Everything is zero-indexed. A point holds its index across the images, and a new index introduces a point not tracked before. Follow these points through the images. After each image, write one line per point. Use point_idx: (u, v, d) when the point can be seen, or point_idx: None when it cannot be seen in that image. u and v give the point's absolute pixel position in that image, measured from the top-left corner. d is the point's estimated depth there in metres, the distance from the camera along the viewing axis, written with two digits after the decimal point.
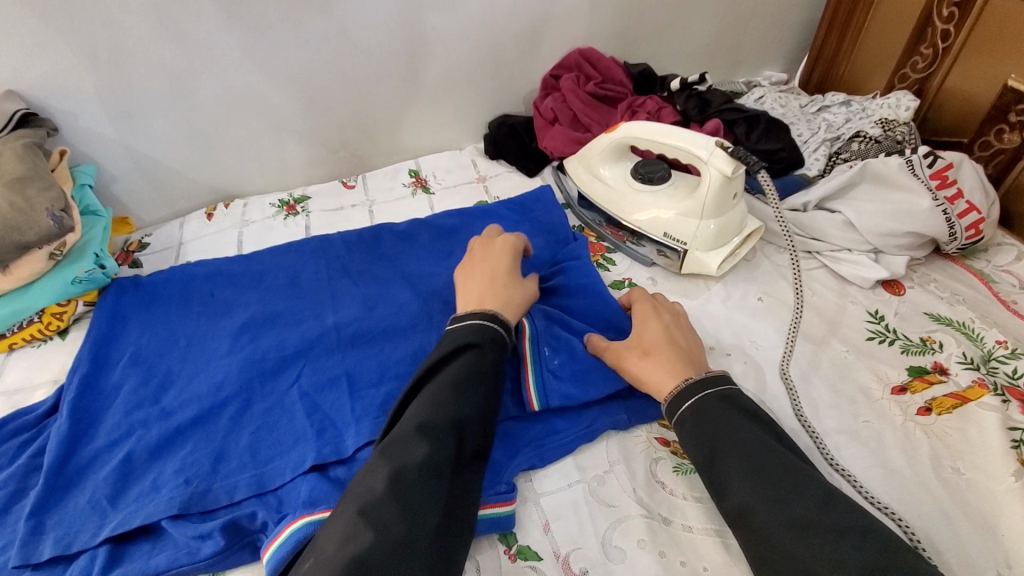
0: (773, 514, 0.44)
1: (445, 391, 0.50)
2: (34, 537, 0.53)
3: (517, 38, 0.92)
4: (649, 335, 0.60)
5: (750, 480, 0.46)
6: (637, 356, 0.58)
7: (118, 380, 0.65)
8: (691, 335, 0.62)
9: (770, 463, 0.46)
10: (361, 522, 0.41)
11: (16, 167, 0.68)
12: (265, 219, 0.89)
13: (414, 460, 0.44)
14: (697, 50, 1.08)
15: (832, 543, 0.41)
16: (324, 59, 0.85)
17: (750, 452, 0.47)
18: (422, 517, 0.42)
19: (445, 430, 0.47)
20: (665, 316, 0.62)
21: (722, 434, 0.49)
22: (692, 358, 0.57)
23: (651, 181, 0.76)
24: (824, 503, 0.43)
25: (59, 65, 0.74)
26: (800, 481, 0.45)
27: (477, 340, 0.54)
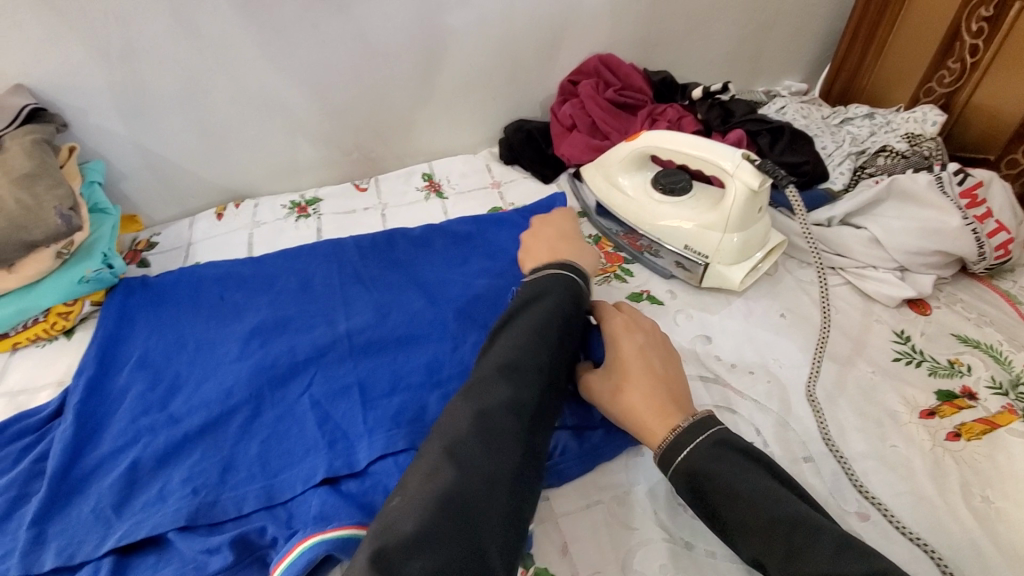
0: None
1: (528, 338, 0.49)
2: (36, 547, 0.51)
3: (535, 43, 0.91)
4: (621, 366, 0.54)
5: (759, 541, 0.42)
6: (611, 399, 0.53)
7: (123, 384, 0.63)
8: (669, 357, 0.57)
9: (774, 516, 0.42)
10: (444, 458, 0.41)
11: (24, 164, 0.67)
12: (277, 221, 0.88)
13: (496, 402, 0.44)
14: (717, 60, 1.07)
15: None
16: (339, 60, 0.83)
17: (753, 508, 0.43)
18: (507, 454, 0.42)
19: (527, 376, 0.46)
20: (635, 339, 0.56)
21: (720, 488, 0.44)
22: (674, 393, 0.52)
23: (672, 192, 0.74)
24: (836, 557, 0.39)
25: (70, 60, 0.72)
26: (810, 536, 0.41)
27: (558, 296, 0.54)
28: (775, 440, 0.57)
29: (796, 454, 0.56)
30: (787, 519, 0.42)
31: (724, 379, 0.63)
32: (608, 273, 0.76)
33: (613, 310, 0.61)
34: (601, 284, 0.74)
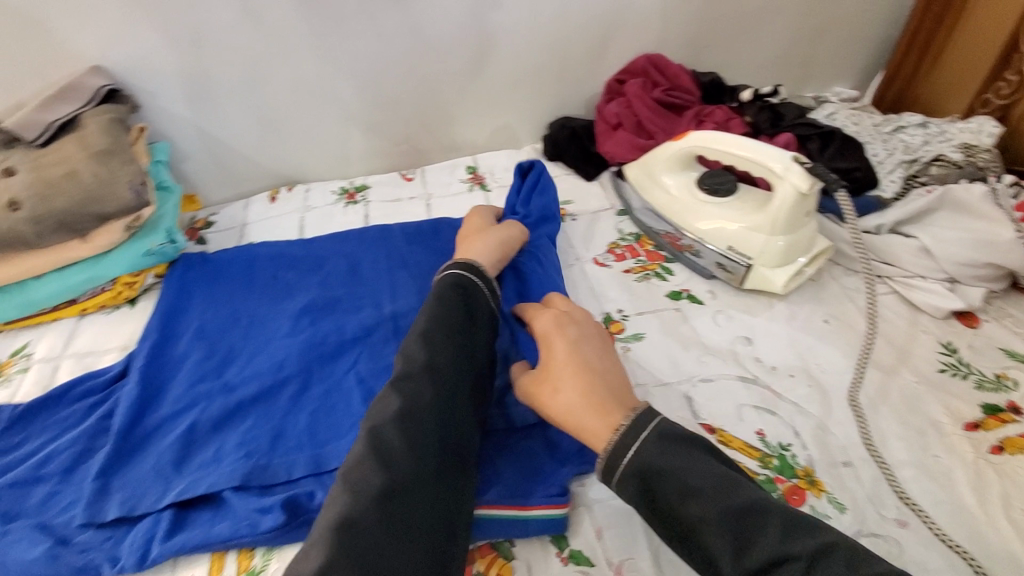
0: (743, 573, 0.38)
1: (413, 341, 0.50)
2: (100, 498, 0.55)
3: (584, 41, 0.92)
4: (554, 365, 0.51)
5: (712, 539, 0.39)
6: (548, 401, 0.50)
7: (182, 352, 0.67)
8: (606, 350, 0.53)
9: (726, 506, 0.40)
10: (342, 486, 0.41)
11: (101, 141, 0.71)
12: (327, 206, 0.91)
13: (387, 415, 0.44)
14: (766, 63, 1.06)
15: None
16: (394, 53, 0.86)
17: (706, 503, 0.40)
18: (403, 468, 0.42)
19: (416, 380, 0.47)
20: (566, 337, 0.53)
21: (670, 483, 0.41)
22: (610, 388, 0.49)
23: (717, 193, 0.74)
24: (790, 537, 0.38)
25: (144, 45, 0.77)
26: (763, 521, 0.39)
27: (445, 292, 0.54)
28: (814, 443, 0.57)
29: (834, 458, 0.56)
30: (740, 507, 0.40)
31: (764, 381, 0.63)
32: (648, 271, 0.77)
33: (545, 308, 0.58)
34: (642, 281, 0.75)
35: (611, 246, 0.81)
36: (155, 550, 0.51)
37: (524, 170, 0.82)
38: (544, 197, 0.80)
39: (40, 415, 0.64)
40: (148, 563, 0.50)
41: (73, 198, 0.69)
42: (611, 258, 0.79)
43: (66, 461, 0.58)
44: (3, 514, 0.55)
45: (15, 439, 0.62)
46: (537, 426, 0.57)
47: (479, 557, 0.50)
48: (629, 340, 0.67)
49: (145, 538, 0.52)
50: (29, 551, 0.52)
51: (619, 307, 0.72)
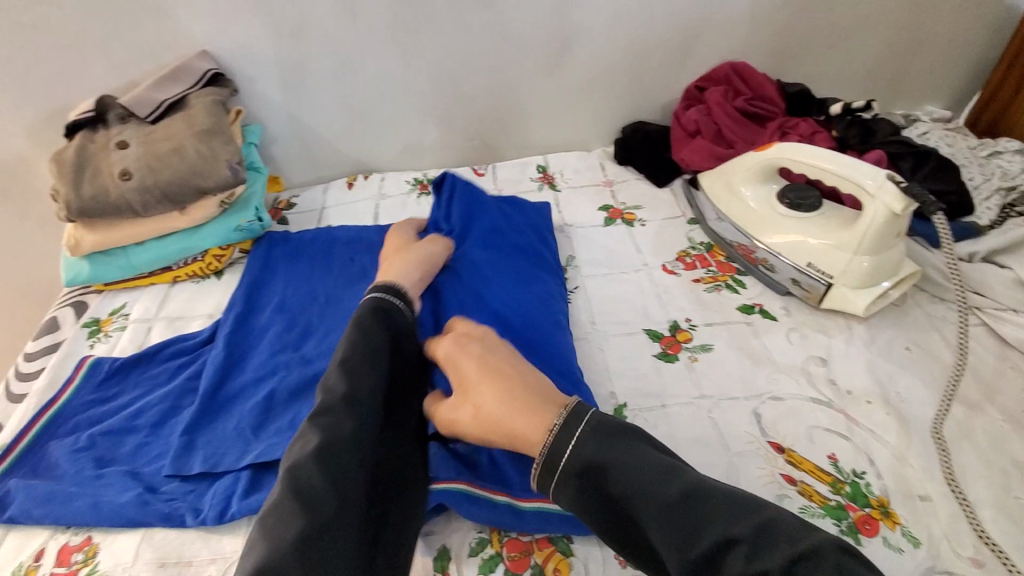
0: (686, 556, 0.39)
1: (333, 375, 0.49)
2: (186, 452, 0.58)
3: (666, 46, 0.91)
4: (469, 383, 0.52)
5: (655, 527, 0.40)
6: (474, 420, 0.51)
7: (264, 324, 0.71)
8: (509, 354, 0.55)
9: (665, 495, 0.41)
10: (259, 532, 0.41)
11: (205, 120, 0.76)
12: (400, 195, 0.94)
13: (306, 453, 0.44)
14: (855, 77, 1.02)
15: (749, 556, 0.37)
16: (477, 50, 0.88)
17: (644, 494, 0.41)
18: (323, 507, 0.42)
19: (339, 412, 0.47)
20: (473, 353, 0.55)
21: (612, 475, 0.43)
22: (526, 384, 0.51)
23: (799, 208, 0.73)
24: (731, 515, 0.39)
25: (249, 33, 0.82)
26: (702, 501, 0.40)
27: (359, 323, 0.54)
28: (889, 474, 0.55)
29: (910, 491, 0.54)
30: (678, 491, 0.41)
31: (837, 404, 0.61)
32: (719, 282, 0.75)
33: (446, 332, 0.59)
34: (712, 292, 0.74)
35: (681, 255, 0.80)
36: (234, 506, 0.54)
37: (437, 185, 0.81)
38: (463, 201, 0.79)
39: (133, 371, 0.68)
40: (227, 519, 0.53)
41: (178, 171, 0.74)
42: (681, 266, 0.78)
43: (156, 415, 0.63)
44: (99, 459, 0.60)
45: (111, 390, 0.67)
46: None
47: (537, 549, 0.51)
48: (696, 350, 0.66)
49: (225, 495, 0.55)
50: (121, 495, 0.56)
51: (687, 316, 0.71)
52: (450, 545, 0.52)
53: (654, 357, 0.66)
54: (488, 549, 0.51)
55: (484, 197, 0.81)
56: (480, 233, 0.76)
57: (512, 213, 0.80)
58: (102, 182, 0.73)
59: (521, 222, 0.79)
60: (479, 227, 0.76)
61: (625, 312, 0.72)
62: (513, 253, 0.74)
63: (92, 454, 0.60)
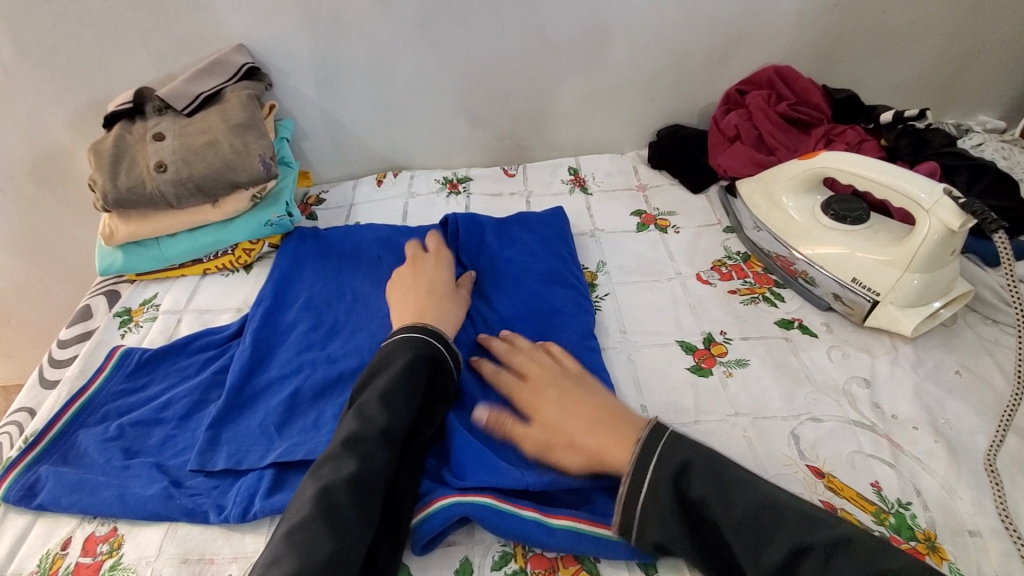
0: (762, 564, 0.41)
1: (373, 405, 0.51)
2: (211, 448, 0.58)
3: (707, 48, 0.88)
4: (561, 410, 0.55)
5: (731, 536, 0.42)
6: (572, 454, 0.53)
7: (292, 321, 0.71)
8: (585, 387, 0.57)
9: (743, 506, 0.43)
10: (286, 548, 0.42)
11: (240, 114, 0.77)
12: (430, 194, 0.93)
13: (339, 477, 0.46)
14: (904, 83, 0.97)
15: (824, 568, 0.39)
16: (513, 48, 0.86)
17: (723, 506, 0.43)
18: (348, 536, 0.44)
19: (373, 443, 0.49)
20: (553, 392, 0.57)
21: (687, 489, 0.45)
22: (613, 415, 0.53)
23: (845, 220, 0.70)
24: (802, 526, 0.41)
25: (285, 27, 0.81)
26: (776, 515, 0.42)
27: (405, 357, 0.56)
28: (935, 506, 0.52)
29: (959, 525, 0.51)
30: (755, 505, 0.43)
31: (881, 429, 0.58)
32: (756, 294, 0.73)
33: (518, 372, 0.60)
34: (749, 305, 0.71)
35: (716, 264, 0.77)
36: (257, 505, 0.53)
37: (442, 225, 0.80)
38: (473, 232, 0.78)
39: (163, 362, 0.69)
40: (250, 517, 0.53)
41: (211, 165, 0.74)
42: (716, 276, 0.75)
43: (184, 408, 0.63)
44: (127, 449, 0.60)
45: (140, 380, 0.67)
46: None
47: (562, 567, 0.50)
48: (731, 365, 0.64)
49: (248, 494, 0.54)
50: (147, 487, 0.56)
51: (721, 329, 0.68)
52: (473, 556, 0.51)
53: (687, 370, 0.64)
54: (512, 564, 0.50)
55: (487, 225, 0.79)
56: (490, 256, 0.76)
57: (519, 234, 0.79)
58: (138, 173, 0.74)
59: (529, 240, 0.78)
60: (486, 255, 0.76)
61: (659, 323, 0.70)
62: (526, 276, 0.73)
63: (121, 445, 0.60)
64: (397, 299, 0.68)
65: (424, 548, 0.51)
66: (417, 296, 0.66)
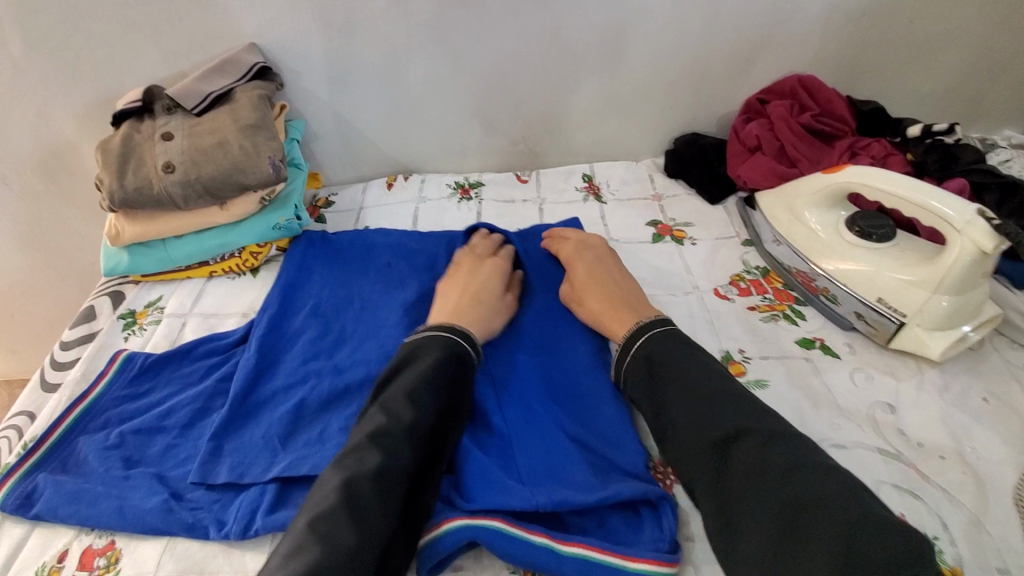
0: (707, 431, 0.50)
1: (399, 401, 0.51)
2: (213, 460, 0.57)
3: (729, 56, 0.86)
4: (580, 281, 0.69)
5: (690, 407, 0.52)
6: (583, 311, 0.67)
7: (299, 328, 0.69)
8: (611, 267, 0.70)
9: (710, 388, 0.53)
10: (310, 536, 0.43)
11: (250, 115, 0.75)
12: (441, 200, 0.91)
13: (363, 469, 0.47)
14: (929, 96, 0.95)
15: (757, 447, 0.48)
16: (530, 52, 0.84)
17: (693, 383, 0.53)
18: (373, 529, 0.44)
19: (399, 439, 0.49)
20: (582, 264, 0.70)
21: (675, 367, 0.55)
22: (627, 300, 0.66)
23: (871, 238, 0.68)
24: (755, 414, 0.50)
25: (298, 26, 0.80)
26: (735, 404, 0.51)
27: (433, 354, 0.56)
28: (964, 541, 0.49)
29: (988, 562, 0.48)
30: (721, 391, 0.52)
31: (907, 458, 0.56)
32: (776, 311, 0.70)
33: (565, 239, 0.75)
34: (769, 322, 0.69)
35: (734, 279, 0.75)
36: (258, 522, 0.52)
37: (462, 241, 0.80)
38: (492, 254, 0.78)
39: (165, 368, 0.67)
40: (250, 534, 0.51)
41: (220, 166, 0.72)
42: (734, 291, 0.73)
43: (186, 416, 0.62)
44: (127, 459, 0.59)
45: (142, 387, 0.66)
46: (641, 475, 0.54)
47: None
48: (751, 386, 0.62)
49: (249, 509, 0.53)
50: (146, 500, 0.54)
51: (740, 347, 0.66)
52: None
53: None
54: None
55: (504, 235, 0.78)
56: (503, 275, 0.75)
57: (532, 248, 0.78)
58: (145, 174, 0.72)
59: (544, 256, 0.77)
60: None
61: None
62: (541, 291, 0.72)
63: (121, 454, 0.59)
64: (443, 293, 0.69)
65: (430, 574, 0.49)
66: (462, 294, 0.67)
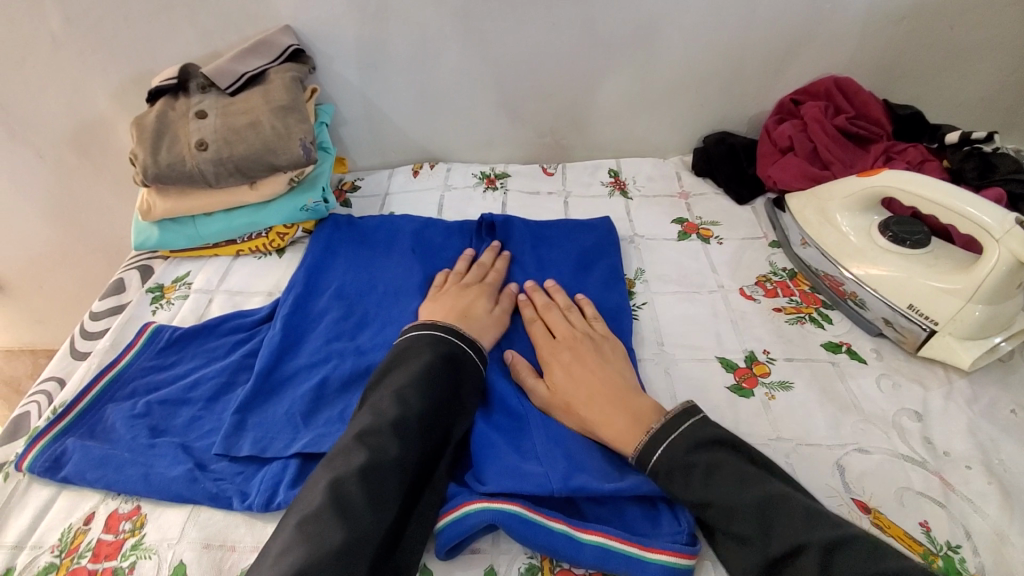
0: (768, 552, 0.43)
1: (386, 400, 0.52)
2: (237, 433, 0.58)
3: (764, 55, 0.85)
4: (560, 383, 0.59)
5: (738, 524, 0.45)
6: (569, 419, 0.57)
7: (322, 308, 0.70)
8: (601, 356, 0.61)
9: (747, 497, 0.45)
10: (295, 537, 0.43)
11: (283, 96, 0.76)
12: (466, 188, 0.92)
13: (351, 468, 0.46)
14: (967, 104, 0.93)
15: (824, 565, 0.41)
16: (562, 45, 0.84)
17: (728, 495, 0.46)
18: (363, 525, 0.44)
19: (384, 434, 0.49)
20: (562, 358, 0.61)
21: (700, 483, 0.47)
22: (622, 396, 0.56)
23: (906, 243, 0.67)
24: (809, 523, 0.43)
25: (333, 10, 0.80)
26: (781, 509, 0.44)
27: (423, 352, 0.57)
28: (987, 551, 0.49)
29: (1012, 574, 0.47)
30: (760, 497, 0.45)
31: (932, 466, 0.55)
32: (803, 313, 0.70)
33: (552, 323, 0.66)
34: (794, 324, 0.68)
35: (761, 279, 0.74)
36: (280, 495, 0.52)
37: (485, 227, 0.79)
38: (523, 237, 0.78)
39: (192, 342, 0.68)
40: (273, 507, 0.52)
41: (252, 146, 0.73)
42: (761, 291, 0.73)
43: (211, 389, 0.63)
44: (154, 428, 0.60)
45: (169, 358, 0.67)
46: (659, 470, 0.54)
47: None
48: (774, 387, 0.61)
49: (272, 483, 0.54)
50: (172, 468, 0.55)
51: (763, 348, 0.66)
52: (498, 565, 0.49)
53: (727, 389, 0.62)
54: None
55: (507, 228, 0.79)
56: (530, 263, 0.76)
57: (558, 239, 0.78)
58: (178, 151, 0.73)
59: (569, 249, 0.77)
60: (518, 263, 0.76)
61: (698, 337, 0.67)
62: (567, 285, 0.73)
63: (147, 423, 0.60)
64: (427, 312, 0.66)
65: (447, 555, 0.49)
66: (449, 312, 0.64)
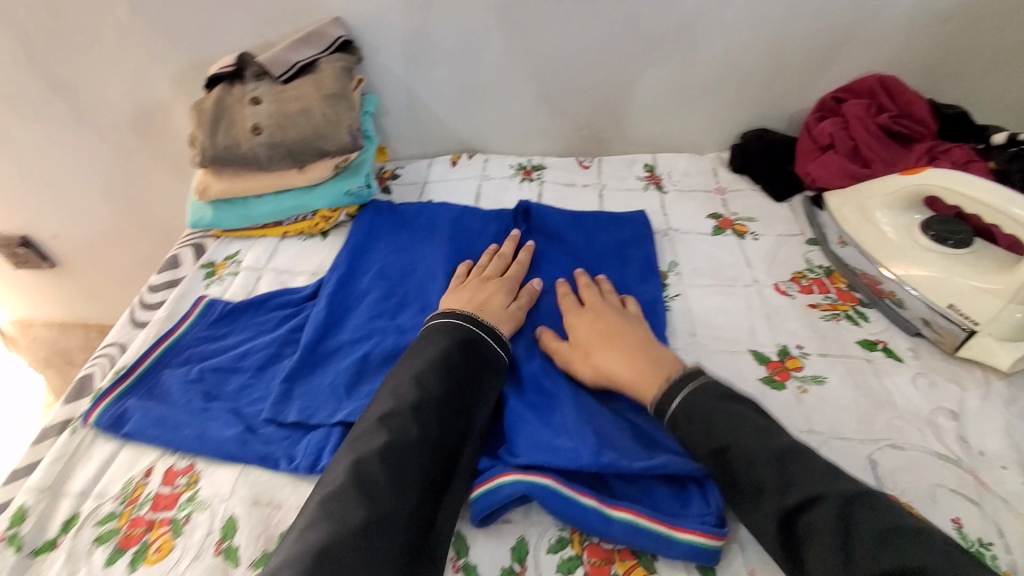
0: (784, 499, 0.44)
1: (405, 385, 0.54)
2: (284, 401, 0.61)
3: (806, 53, 0.85)
4: (582, 338, 0.63)
5: (756, 471, 0.46)
6: (588, 367, 0.60)
7: (365, 288, 0.73)
8: (620, 315, 0.65)
9: (767, 447, 0.47)
10: (320, 513, 0.45)
11: (333, 85, 0.79)
12: (503, 178, 0.94)
13: (371, 449, 0.49)
14: (1018, 104, 0.91)
15: (839, 514, 0.42)
16: (603, 40, 0.85)
17: (748, 443, 0.47)
18: (382, 503, 0.46)
19: (402, 418, 0.51)
20: (583, 317, 0.65)
21: (722, 431, 0.49)
22: (638, 345, 0.60)
23: (947, 242, 0.67)
24: (828, 479, 0.44)
25: (382, 3, 0.83)
26: (800, 462, 0.46)
27: (439, 338, 0.58)
28: (1020, 549, 0.48)
29: None
30: (781, 449, 0.47)
31: (966, 464, 0.54)
32: (838, 310, 0.70)
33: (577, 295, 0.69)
34: (829, 321, 0.68)
35: (796, 276, 0.74)
36: (325, 459, 0.55)
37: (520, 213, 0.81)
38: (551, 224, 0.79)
39: (242, 316, 0.72)
40: (318, 470, 0.55)
41: (303, 131, 0.77)
42: (795, 287, 0.73)
43: (261, 359, 0.66)
44: (207, 393, 0.63)
45: (222, 329, 0.71)
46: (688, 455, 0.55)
47: (618, 560, 0.50)
48: (807, 381, 0.62)
49: (317, 448, 0.57)
50: (225, 430, 0.59)
51: (796, 343, 0.66)
52: (530, 536, 0.51)
53: (759, 381, 0.62)
54: (568, 549, 0.50)
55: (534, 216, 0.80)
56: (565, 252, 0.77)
57: (593, 229, 0.79)
58: (235, 135, 0.77)
59: (603, 239, 0.78)
60: (552, 251, 0.77)
61: (730, 329, 0.68)
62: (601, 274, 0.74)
63: (201, 388, 0.64)
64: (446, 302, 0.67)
65: (481, 522, 0.52)
66: (468, 303, 0.65)
